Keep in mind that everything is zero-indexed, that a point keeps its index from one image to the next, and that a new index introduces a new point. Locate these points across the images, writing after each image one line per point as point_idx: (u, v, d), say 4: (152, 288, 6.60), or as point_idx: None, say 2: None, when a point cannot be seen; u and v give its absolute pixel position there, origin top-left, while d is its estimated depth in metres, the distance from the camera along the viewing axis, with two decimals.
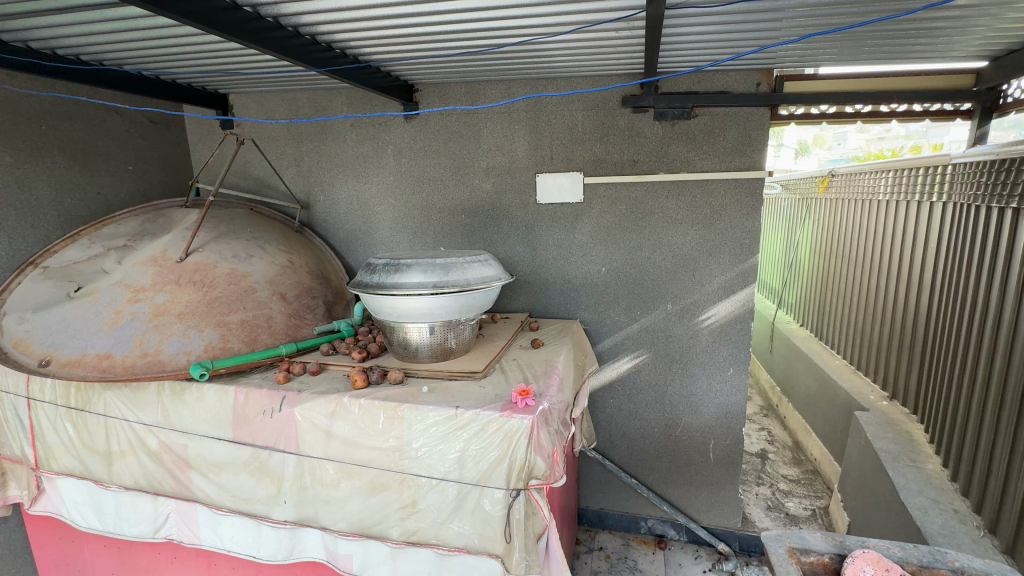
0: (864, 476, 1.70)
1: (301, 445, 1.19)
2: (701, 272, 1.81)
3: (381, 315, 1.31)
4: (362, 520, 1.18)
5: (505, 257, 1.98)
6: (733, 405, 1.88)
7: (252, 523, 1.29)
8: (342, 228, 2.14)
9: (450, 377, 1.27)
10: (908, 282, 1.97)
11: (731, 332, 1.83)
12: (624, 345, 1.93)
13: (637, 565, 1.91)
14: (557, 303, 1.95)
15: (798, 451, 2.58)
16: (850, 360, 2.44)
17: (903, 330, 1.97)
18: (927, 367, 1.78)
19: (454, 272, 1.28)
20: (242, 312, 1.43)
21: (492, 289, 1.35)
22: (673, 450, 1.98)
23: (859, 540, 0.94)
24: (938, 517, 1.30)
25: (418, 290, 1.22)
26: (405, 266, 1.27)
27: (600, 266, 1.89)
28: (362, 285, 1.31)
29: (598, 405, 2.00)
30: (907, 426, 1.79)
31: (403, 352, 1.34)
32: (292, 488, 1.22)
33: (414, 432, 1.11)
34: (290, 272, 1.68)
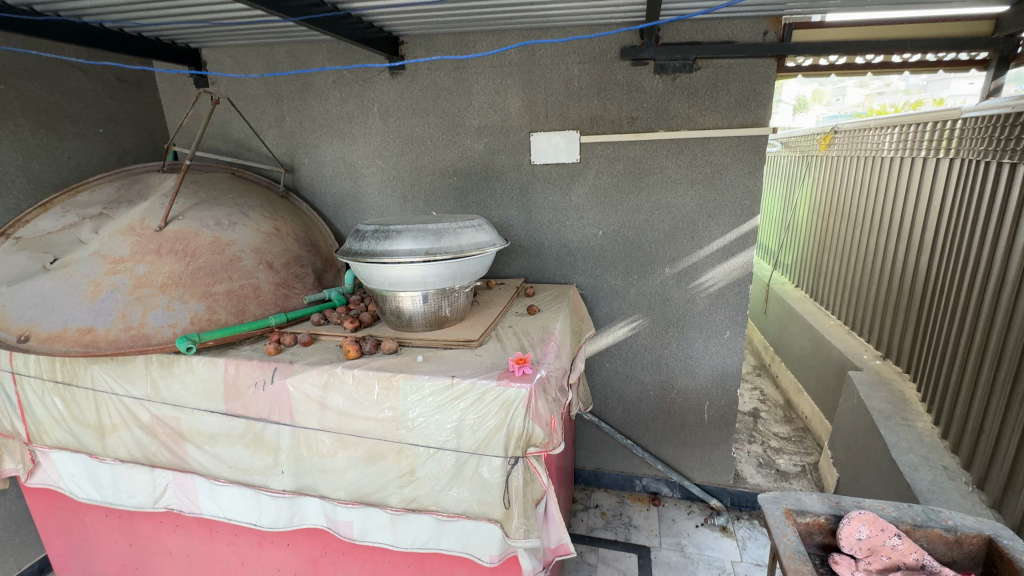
0: (855, 435, 1.73)
1: (295, 417, 1.17)
2: (700, 234, 1.77)
3: (372, 284, 1.27)
4: (361, 488, 1.18)
5: (499, 221, 1.92)
6: (729, 367, 1.89)
7: (251, 493, 1.29)
8: (330, 193, 2.06)
9: (445, 346, 1.24)
10: (909, 243, 1.94)
11: (729, 295, 1.81)
12: (621, 309, 1.91)
13: (631, 521, 1.97)
14: (553, 267, 1.92)
15: (790, 409, 2.63)
16: (845, 320, 2.44)
17: (901, 291, 1.96)
18: (924, 328, 1.77)
19: (446, 238, 1.23)
20: (228, 282, 1.38)
21: (487, 255, 1.31)
22: (668, 412, 2.00)
23: (855, 501, 0.95)
24: (927, 473, 1.33)
25: (410, 257, 1.17)
26: (395, 232, 1.21)
27: (597, 229, 1.84)
28: (351, 252, 1.25)
29: (594, 368, 2.01)
30: (900, 384, 1.80)
31: (396, 321, 1.31)
32: (289, 459, 1.21)
33: (410, 402, 1.09)
34: (277, 240, 1.62)
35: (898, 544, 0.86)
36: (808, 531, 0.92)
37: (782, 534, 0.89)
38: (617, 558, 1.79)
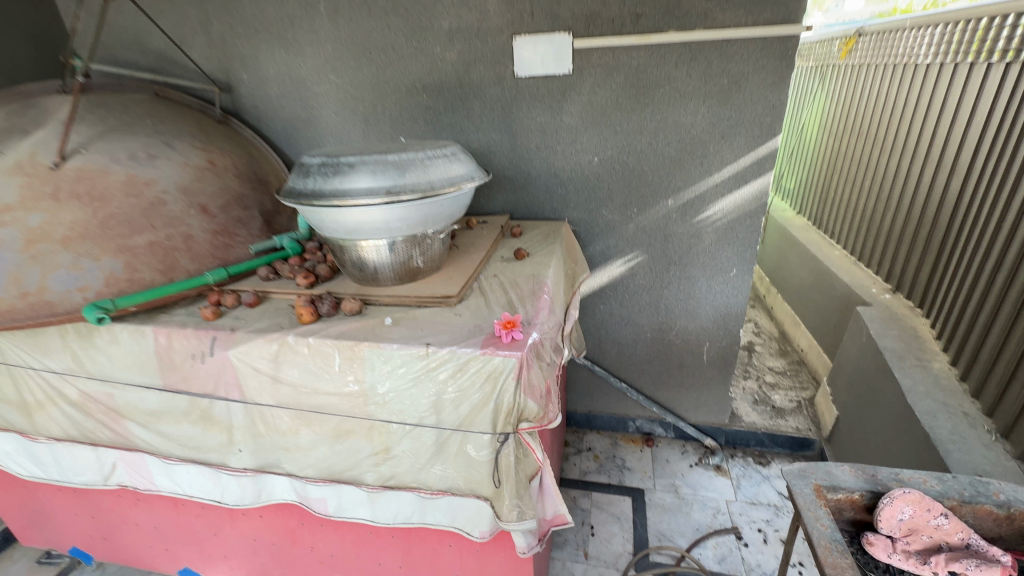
0: (862, 375, 1.64)
1: (245, 392, 1.00)
2: (711, 159, 1.53)
3: (325, 231, 1.04)
4: (331, 466, 1.04)
5: (478, 148, 1.65)
6: (733, 307, 1.74)
7: (209, 471, 1.15)
8: (277, 117, 1.74)
9: (419, 305, 1.05)
10: (937, 168, 1.72)
11: (738, 229, 1.61)
12: (617, 246, 1.72)
13: (625, 463, 1.93)
14: (541, 201, 1.69)
15: (784, 342, 2.56)
16: (851, 250, 2.29)
17: (921, 222, 1.77)
18: (946, 263, 1.61)
19: (412, 172, 0.98)
20: (150, 232, 1.13)
21: (464, 192, 1.07)
22: (665, 354, 1.89)
23: (891, 472, 0.84)
24: (948, 422, 1.24)
25: (368, 196, 0.94)
26: (347, 166, 0.97)
27: (592, 155, 1.59)
28: (295, 192, 1.01)
29: (588, 311, 1.86)
30: (912, 321, 1.69)
31: (359, 274, 1.10)
32: (245, 437, 1.05)
33: (378, 375, 0.92)
34: (212, 176, 1.34)
35: (943, 524, 0.76)
36: (839, 507, 0.82)
37: (814, 517, 0.77)
38: (611, 502, 1.75)
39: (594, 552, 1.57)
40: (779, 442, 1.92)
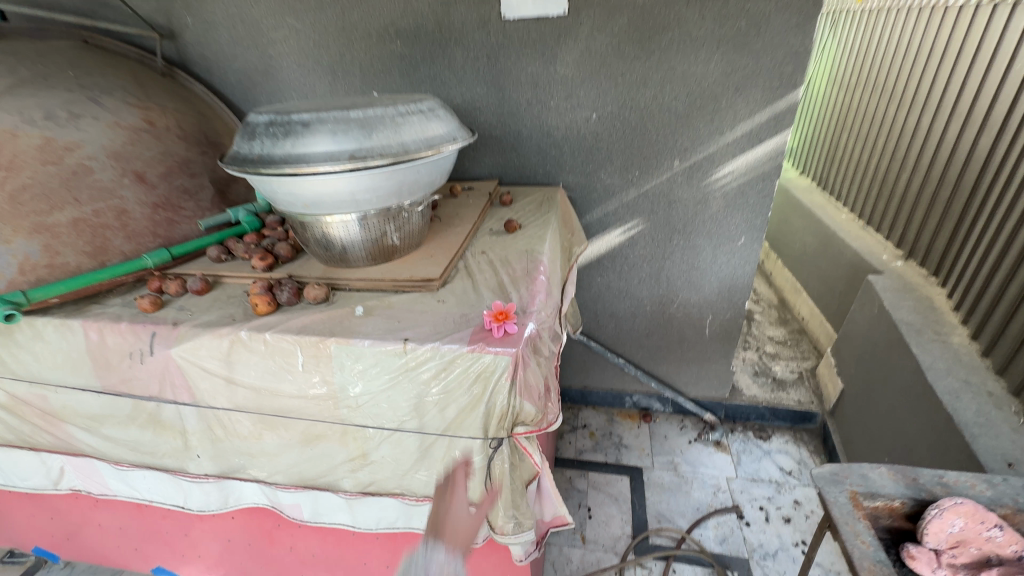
0: (873, 348, 1.56)
1: (196, 395, 0.86)
2: (722, 115, 1.37)
3: (281, 205, 0.88)
4: (302, 472, 0.93)
5: (462, 104, 1.47)
6: (739, 279, 1.63)
7: (167, 477, 1.02)
8: (231, 68, 1.52)
9: (396, 290, 0.91)
10: (963, 125, 1.56)
11: (749, 193, 1.47)
12: (616, 214, 1.57)
13: (622, 440, 1.86)
14: (534, 164, 1.52)
15: (784, 310, 2.48)
16: (859, 213, 2.16)
17: (940, 184, 1.63)
18: (968, 230, 1.49)
19: (380, 132, 0.82)
20: (74, 207, 0.95)
21: (444, 156, 0.91)
22: (665, 328, 1.78)
23: (933, 474, 0.75)
24: (971, 403, 1.16)
25: (327, 162, 0.77)
26: (301, 125, 0.80)
27: (590, 111, 1.42)
28: (240, 158, 0.84)
29: (584, 283, 1.73)
30: (927, 291, 1.59)
31: (324, 254, 0.95)
32: (202, 442, 0.93)
33: (349, 375, 0.79)
34: (151, 140, 1.14)
35: (996, 536, 0.67)
36: (875, 516, 0.73)
37: (854, 533, 0.67)
38: (608, 482, 1.69)
39: (592, 536, 1.51)
40: (780, 415, 1.86)
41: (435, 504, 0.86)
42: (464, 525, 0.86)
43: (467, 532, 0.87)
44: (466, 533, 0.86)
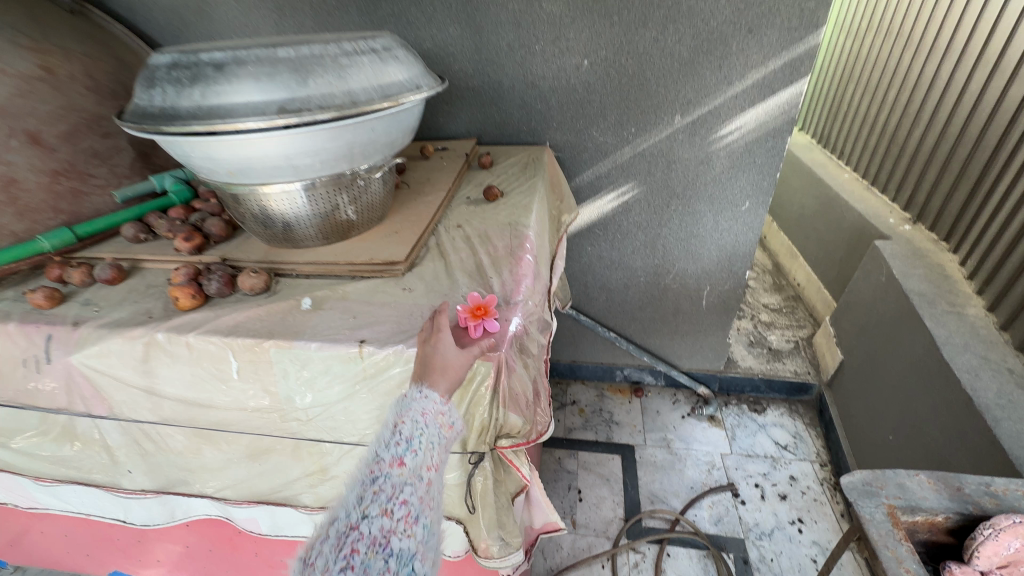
0: (878, 319, 1.47)
1: (113, 407, 0.71)
2: (732, 61, 1.19)
3: (201, 173, 0.70)
4: (254, 487, 0.80)
5: (432, 48, 1.26)
6: (741, 246, 1.50)
7: (100, 492, 0.89)
8: (155, 4, 1.27)
9: (353, 275, 0.75)
10: (991, 73, 1.39)
11: (756, 152, 1.32)
12: (610, 176, 1.41)
13: (613, 417, 1.77)
14: (517, 120, 1.34)
15: (779, 275, 2.38)
16: (862, 172, 2.03)
17: (959, 141, 1.48)
18: (989, 192, 1.36)
19: (318, 77, 0.64)
20: None
21: (405, 111, 0.73)
22: (660, 299, 1.67)
23: (978, 481, 0.66)
24: (991, 382, 1.08)
25: (249, 115, 0.60)
26: (212, 70, 0.62)
27: (582, 57, 1.23)
28: (139, 114, 0.66)
29: (573, 253, 1.59)
30: (938, 258, 1.49)
31: (264, 233, 0.78)
32: (131, 457, 0.79)
33: (293, 384, 0.65)
34: (49, 91, 0.90)
35: None
36: (913, 530, 0.63)
37: (898, 558, 0.58)
38: (599, 461, 1.61)
39: (582, 520, 1.45)
40: (776, 387, 1.79)
41: (419, 342, 0.59)
42: (455, 365, 0.57)
43: (458, 367, 0.58)
44: (457, 373, 0.57)
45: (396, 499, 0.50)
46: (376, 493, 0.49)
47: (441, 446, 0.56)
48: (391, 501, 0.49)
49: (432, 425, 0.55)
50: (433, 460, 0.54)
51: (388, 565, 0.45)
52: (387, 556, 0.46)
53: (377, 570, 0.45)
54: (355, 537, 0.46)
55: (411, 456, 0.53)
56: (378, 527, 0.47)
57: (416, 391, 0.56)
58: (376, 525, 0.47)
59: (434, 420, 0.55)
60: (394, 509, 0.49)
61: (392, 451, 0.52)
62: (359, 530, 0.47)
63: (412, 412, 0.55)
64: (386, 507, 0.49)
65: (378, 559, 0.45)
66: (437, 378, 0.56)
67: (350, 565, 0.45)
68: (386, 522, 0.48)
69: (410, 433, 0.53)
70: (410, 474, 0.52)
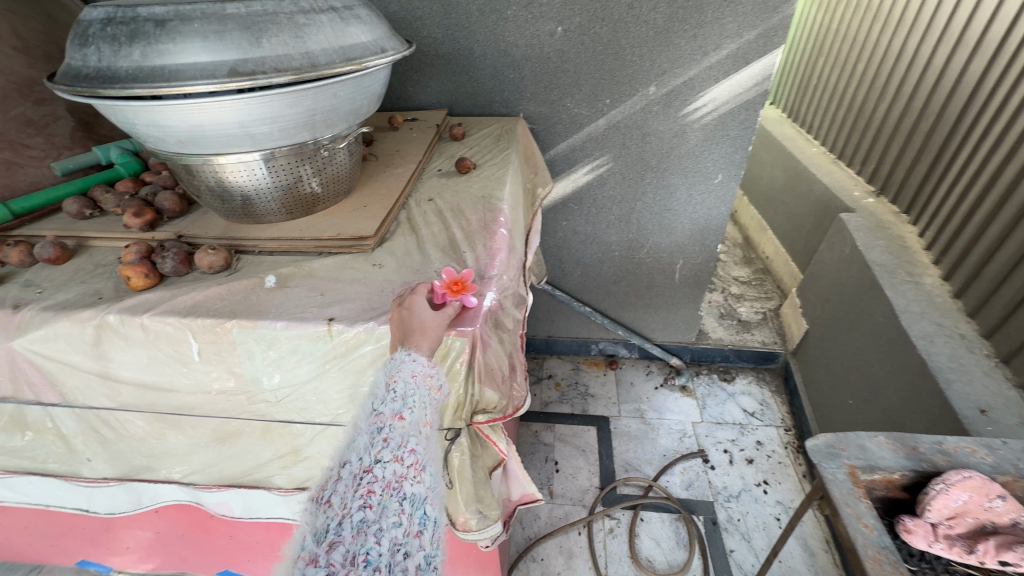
0: (842, 290, 1.52)
1: (64, 394, 0.67)
2: (707, 31, 1.18)
3: (147, 142, 0.65)
4: (223, 470, 0.78)
5: (399, 12, 1.19)
6: (713, 220, 1.52)
7: (56, 481, 0.85)
8: None
9: (319, 251, 0.72)
10: (954, 46, 1.41)
11: (730, 125, 1.32)
12: (584, 149, 1.40)
13: (588, 390, 1.81)
14: (489, 90, 1.29)
15: (749, 249, 2.43)
16: (830, 146, 2.06)
17: (922, 114, 1.52)
18: (949, 165, 1.40)
19: (273, 37, 0.59)
20: None
21: (371, 75, 0.69)
22: (634, 273, 1.68)
23: (932, 440, 0.69)
24: (945, 347, 1.13)
25: (198, 77, 0.55)
26: (154, 26, 0.56)
27: (556, 24, 1.19)
28: (71, 75, 0.60)
29: (548, 228, 1.58)
30: (899, 230, 1.54)
31: (224, 208, 0.74)
32: (89, 444, 0.75)
33: (260, 365, 0.62)
34: None
35: (997, 505, 0.62)
36: (871, 488, 0.67)
37: (855, 515, 0.61)
38: (575, 433, 1.65)
39: (559, 490, 1.48)
40: (744, 357, 1.85)
41: (394, 312, 0.58)
42: (433, 325, 0.56)
43: (437, 326, 0.56)
44: (437, 333, 0.56)
45: (405, 447, 0.49)
46: (386, 440, 0.49)
47: (434, 404, 0.55)
48: (401, 449, 0.49)
49: (424, 385, 0.53)
50: (429, 415, 0.54)
51: (403, 508, 0.46)
52: (402, 499, 0.46)
53: (393, 512, 0.45)
54: (370, 479, 0.46)
55: (410, 410, 0.51)
56: (391, 472, 0.47)
57: (404, 353, 0.53)
58: (389, 470, 0.47)
59: (424, 382, 0.54)
60: (405, 457, 0.48)
61: (393, 405, 0.50)
62: (373, 473, 0.46)
63: (403, 372, 0.52)
64: (397, 454, 0.48)
65: (393, 501, 0.46)
66: (420, 341, 0.54)
67: (367, 504, 0.45)
68: (398, 468, 0.48)
69: (406, 392, 0.52)
70: (412, 426, 0.51)
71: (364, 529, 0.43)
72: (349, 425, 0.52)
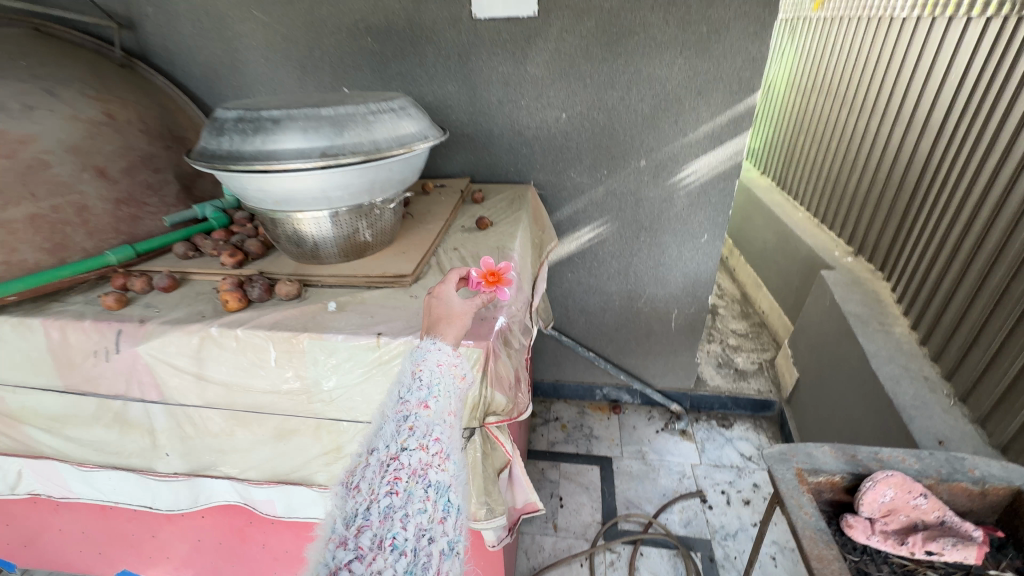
0: (824, 339, 1.66)
1: (164, 392, 0.85)
2: (685, 117, 1.42)
3: (250, 201, 0.88)
4: (275, 467, 0.93)
5: (433, 102, 1.48)
6: (702, 274, 1.70)
7: (133, 477, 1.00)
8: (194, 60, 1.49)
9: (368, 286, 0.92)
10: (906, 129, 1.65)
11: (711, 193, 1.54)
12: (586, 211, 1.62)
13: (592, 432, 1.91)
14: (505, 162, 1.55)
15: (746, 304, 2.59)
16: (814, 212, 2.27)
17: (886, 185, 1.73)
18: (910, 228, 1.58)
19: (352, 129, 0.83)
20: (30, 202, 0.92)
21: (416, 155, 0.92)
22: (633, 321, 1.84)
23: (870, 451, 0.81)
24: (909, 387, 1.26)
25: (298, 158, 0.78)
26: (271, 122, 0.80)
27: (561, 111, 1.45)
28: (207, 154, 0.83)
29: (555, 279, 1.78)
30: (873, 285, 1.70)
31: (297, 251, 0.96)
32: (171, 440, 0.92)
33: (322, 370, 0.80)
34: (112, 133, 1.10)
35: (921, 503, 0.74)
36: (819, 489, 0.79)
37: (798, 506, 0.73)
38: (579, 472, 1.74)
39: (563, 524, 1.56)
40: (742, 404, 1.95)
41: (427, 299, 0.77)
42: (455, 315, 0.75)
43: (458, 315, 0.75)
44: (462, 321, 0.75)
45: (429, 436, 0.61)
46: (413, 429, 0.61)
47: (457, 392, 0.69)
48: (426, 438, 0.61)
49: (448, 372, 0.68)
50: (452, 404, 0.67)
51: (427, 495, 0.58)
52: (426, 486, 0.58)
53: (417, 496, 0.57)
54: (396, 466, 0.58)
55: (434, 401, 0.65)
56: (416, 460, 0.59)
57: (428, 341, 0.70)
58: (415, 458, 0.59)
59: (450, 369, 0.69)
60: (428, 446, 0.61)
61: (419, 395, 0.64)
62: (399, 461, 0.58)
63: (429, 361, 0.68)
64: (422, 443, 0.61)
65: (418, 487, 0.58)
66: (446, 328, 0.73)
67: (394, 491, 0.56)
68: (423, 456, 0.60)
69: (432, 379, 0.66)
70: (436, 416, 0.64)
71: (390, 514, 0.55)
72: (379, 414, 0.65)
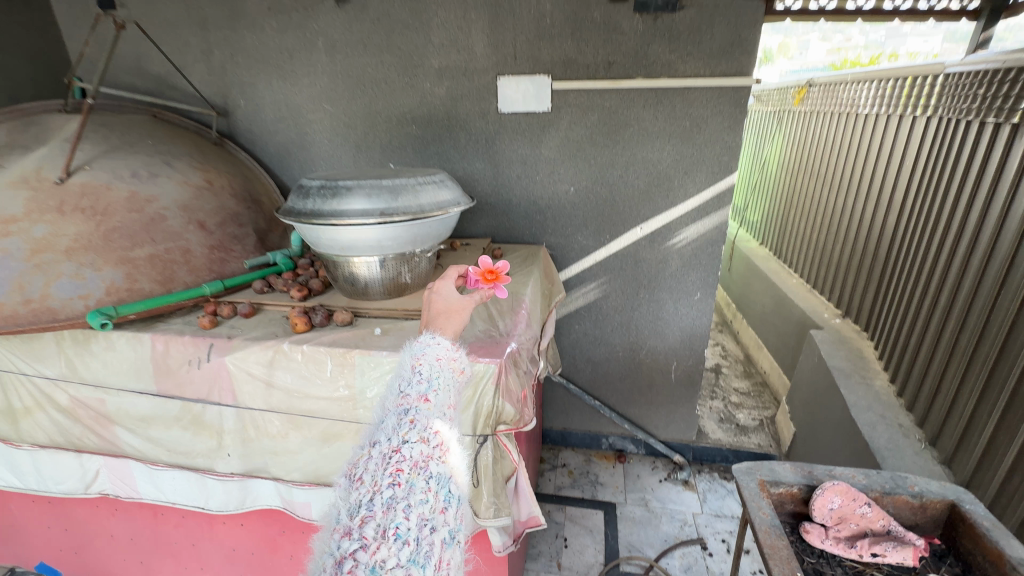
0: (814, 392, 1.78)
1: (238, 397, 1.05)
2: (675, 192, 1.68)
3: (320, 248, 1.13)
4: (317, 469, 1.09)
5: (463, 175, 1.77)
6: (697, 328, 1.87)
7: (194, 476, 1.18)
8: (272, 140, 1.84)
9: (406, 317, 1.13)
10: (875, 205, 1.87)
11: (701, 256, 1.76)
12: (592, 270, 1.84)
13: (598, 478, 2.00)
14: (522, 226, 1.81)
15: (749, 364, 2.71)
16: (806, 278, 2.46)
17: (863, 254, 1.93)
18: (884, 292, 1.76)
19: (404, 196, 1.08)
20: (150, 245, 1.19)
21: (450, 216, 1.17)
22: (636, 371, 1.99)
23: (826, 469, 0.95)
24: (884, 432, 1.38)
25: (364, 217, 1.03)
26: (344, 189, 1.06)
27: (569, 185, 1.72)
28: (293, 212, 1.09)
29: (564, 330, 1.96)
30: (858, 343, 1.84)
31: (350, 289, 1.19)
32: (235, 441, 1.10)
33: (368, 380, 0.99)
34: (210, 195, 1.39)
35: (867, 512, 0.87)
36: (780, 500, 0.92)
37: (757, 507, 0.87)
38: (584, 515, 1.82)
39: (567, 563, 1.63)
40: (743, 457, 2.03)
41: (427, 294, 0.94)
42: (451, 310, 0.91)
43: (456, 308, 0.92)
44: (457, 314, 0.91)
45: (428, 430, 0.72)
46: (414, 423, 0.72)
47: (456, 385, 0.83)
48: (426, 431, 0.72)
49: (449, 366, 0.82)
50: (450, 400, 0.80)
51: (428, 486, 0.68)
52: (427, 478, 0.68)
53: (419, 487, 0.67)
54: (398, 459, 0.68)
55: (434, 396, 0.78)
56: (417, 453, 0.69)
57: (426, 335, 0.86)
58: (416, 450, 0.69)
59: (449, 362, 0.84)
60: (429, 440, 0.71)
61: (420, 390, 0.77)
62: (401, 453, 0.68)
63: (431, 357, 0.82)
64: (422, 437, 0.71)
65: (419, 478, 0.68)
66: (444, 322, 0.89)
67: (396, 482, 0.66)
68: (423, 449, 0.70)
69: (432, 375, 0.80)
70: (436, 410, 0.76)
71: (393, 505, 0.64)
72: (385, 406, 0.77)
